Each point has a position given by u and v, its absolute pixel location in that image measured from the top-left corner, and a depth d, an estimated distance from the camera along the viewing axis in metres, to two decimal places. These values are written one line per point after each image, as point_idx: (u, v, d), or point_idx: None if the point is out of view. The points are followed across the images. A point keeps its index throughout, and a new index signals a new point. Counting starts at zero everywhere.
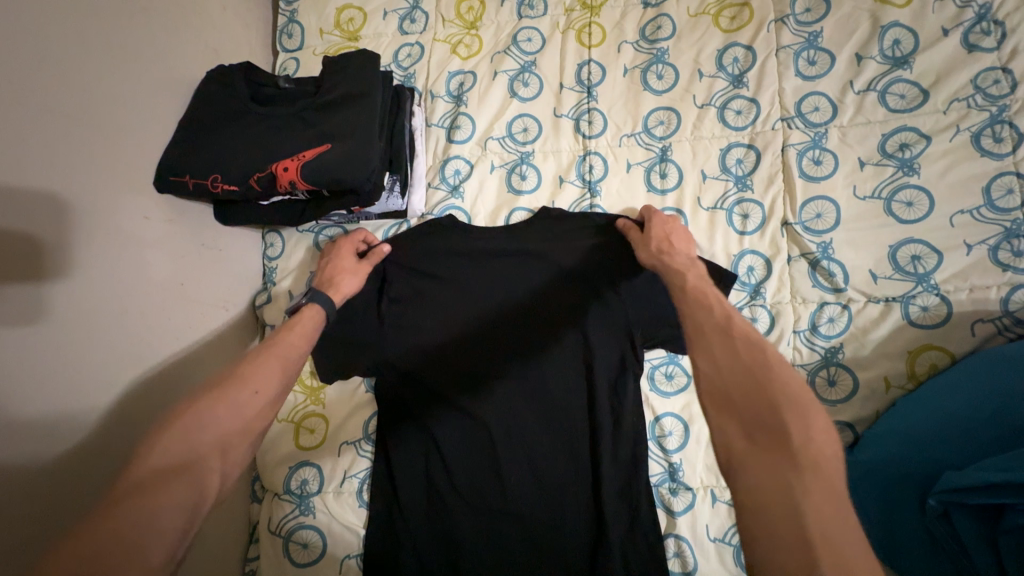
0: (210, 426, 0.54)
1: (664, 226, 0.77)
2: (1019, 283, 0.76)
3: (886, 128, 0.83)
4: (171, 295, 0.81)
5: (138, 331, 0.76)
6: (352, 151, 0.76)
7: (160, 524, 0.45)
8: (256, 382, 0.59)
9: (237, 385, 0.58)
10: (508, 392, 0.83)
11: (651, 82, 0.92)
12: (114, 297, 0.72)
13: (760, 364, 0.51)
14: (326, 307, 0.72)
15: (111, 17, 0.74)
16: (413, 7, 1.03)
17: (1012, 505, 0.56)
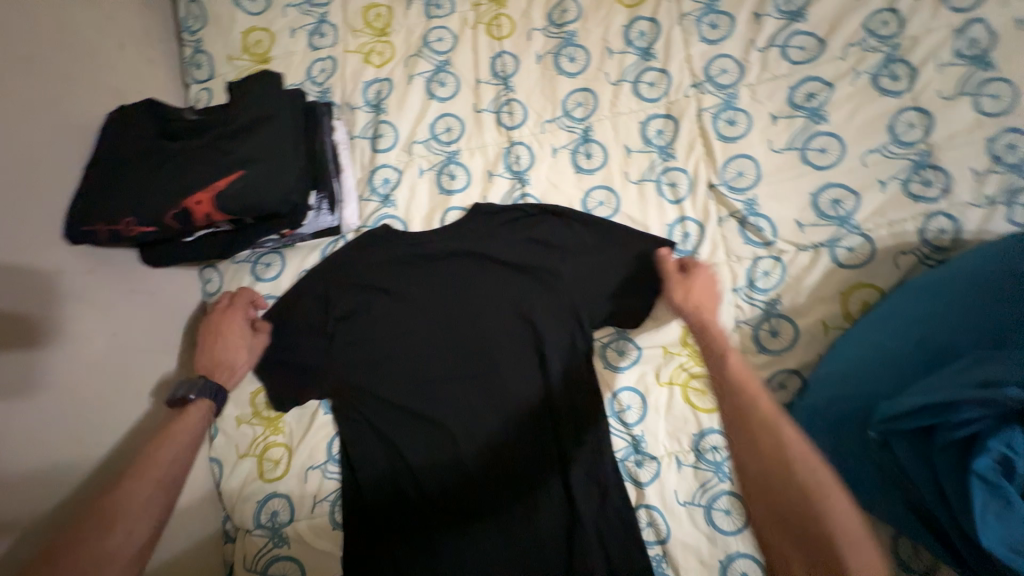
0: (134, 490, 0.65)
1: (702, 279, 0.77)
2: (932, 212, 0.79)
3: (792, 80, 0.86)
4: (104, 348, 0.79)
5: (68, 388, 0.74)
6: (266, 176, 0.75)
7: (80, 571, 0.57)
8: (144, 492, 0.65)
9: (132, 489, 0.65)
10: (466, 392, 0.83)
11: (564, 66, 0.93)
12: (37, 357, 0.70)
13: (818, 490, 0.55)
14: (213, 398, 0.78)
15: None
16: (320, 21, 1.01)
17: (941, 423, 0.57)
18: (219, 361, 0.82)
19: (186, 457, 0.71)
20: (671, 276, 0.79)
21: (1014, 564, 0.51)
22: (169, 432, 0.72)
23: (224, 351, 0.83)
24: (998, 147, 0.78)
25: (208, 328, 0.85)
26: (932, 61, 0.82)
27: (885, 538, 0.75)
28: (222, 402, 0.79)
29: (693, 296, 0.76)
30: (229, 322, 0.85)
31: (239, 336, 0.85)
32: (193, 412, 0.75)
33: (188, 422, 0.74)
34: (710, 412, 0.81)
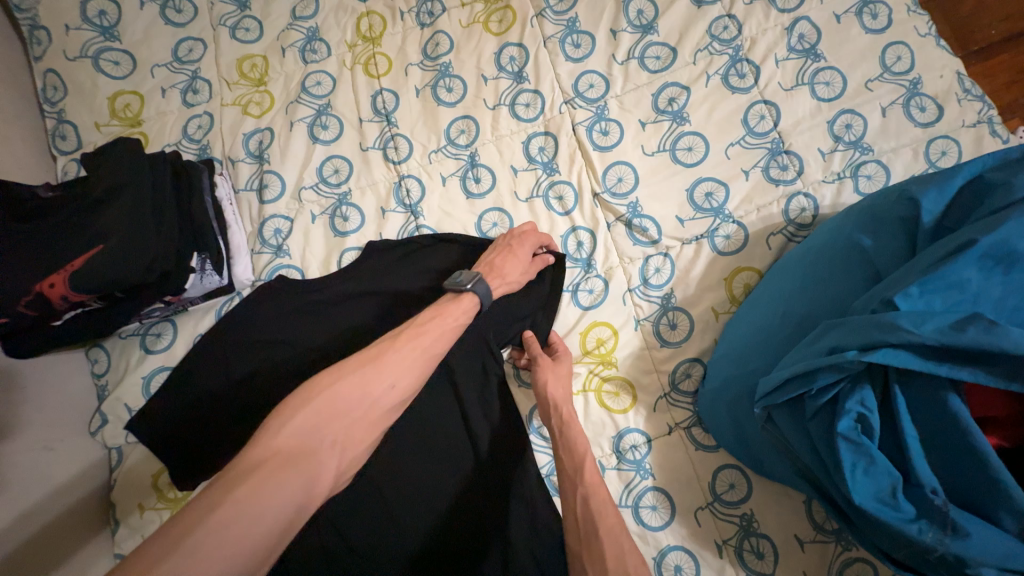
0: (411, 346, 0.66)
1: (568, 369, 0.80)
2: (792, 193, 0.85)
3: (653, 88, 0.91)
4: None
5: None
6: (129, 243, 0.72)
7: (360, 392, 0.59)
8: (397, 373, 0.63)
9: (377, 375, 0.61)
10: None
11: (442, 96, 0.95)
12: None
13: None
14: (484, 298, 0.75)
15: None
16: (192, 78, 0.99)
17: (807, 392, 0.60)
18: (502, 272, 0.79)
19: (450, 333, 0.70)
20: (543, 360, 0.79)
21: (883, 516, 0.54)
22: (440, 311, 0.72)
23: (505, 264, 0.80)
24: (838, 128, 0.87)
25: (500, 246, 0.82)
26: (771, 57, 0.90)
27: (799, 504, 0.78)
28: (483, 308, 0.75)
29: (556, 382, 0.77)
30: (522, 241, 0.82)
31: (525, 257, 0.81)
32: (463, 301, 0.74)
33: (451, 310, 0.72)
34: (624, 412, 0.83)
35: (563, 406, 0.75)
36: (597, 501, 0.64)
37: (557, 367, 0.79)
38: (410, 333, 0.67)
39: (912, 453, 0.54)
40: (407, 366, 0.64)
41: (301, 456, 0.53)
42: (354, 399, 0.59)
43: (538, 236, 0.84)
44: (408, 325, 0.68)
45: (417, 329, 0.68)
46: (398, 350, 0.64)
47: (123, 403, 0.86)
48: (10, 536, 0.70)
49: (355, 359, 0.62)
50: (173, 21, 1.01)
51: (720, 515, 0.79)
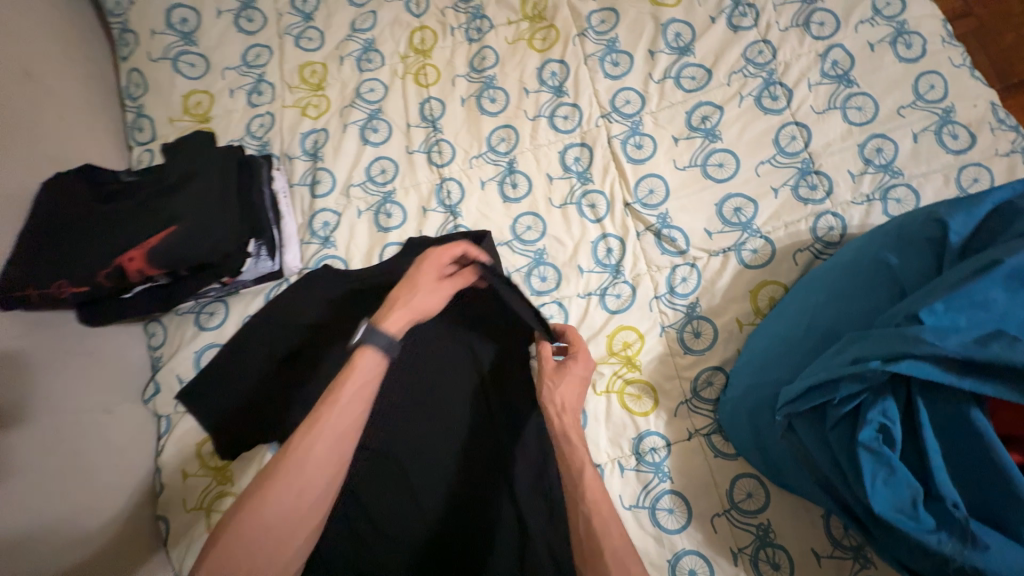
0: (318, 437, 0.60)
1: (581, 372, 0.81)
2: (820, 212, 0.88)
3: (687, 107, 0.96)
4: (26, 409, 0.75)
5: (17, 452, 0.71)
6: (197, 227, 0.80)
7: (273, 511, 0.57)
8: (309, 471, 0.58)
9: (282, 488, 0.57)
10: (412, 415, 0.85)
11: (485, 106, 1.02)
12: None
13: None
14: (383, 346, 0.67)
15: None
16: (258, 81, 1.08)
17: (829, 402, 0.62)
18: (404, 305, 0.72)
19: (365, 399, 0.64)
20: (546, 364, 0.82)
21: (903, 525, 0.55)
22: (347, 381, 0.64)
23: (409, 297, 0.74)
24: (869, 151, 0.89)
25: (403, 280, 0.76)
26: (805, 81, 0.93)
27: (816, 518, 0.79)
28: (391, 354, 0.68)
29: (562, 390, 0.79)
30: (423, 268, 0.76)
31: (427, 285, 0.75)
32: (368, 359, 0.66)
33: (364, 370, 0.65)
34: (645, 414, 0.86)
35: (570, 412, 0.77)
36: (593, 518, 0.65)
37: (579, 360, 0.81)
38: (319, 415, 0.61)
39: (934, 465, 0.55)
40: (321, 457, 0.59)
41: None
42: (268, 516, 0.56)
43: (442, 256, 0.77)
44: (306, 422, 0.61)
45: (317, 422, 0.61)
46: (303, 445, 0.59)
47: (176, 374, 0.92)
48: (70, 489, 0.77)
49: (256, 484, 0.58)
50: (245, 29, 1.10)
51: (737, 522, 0.80)
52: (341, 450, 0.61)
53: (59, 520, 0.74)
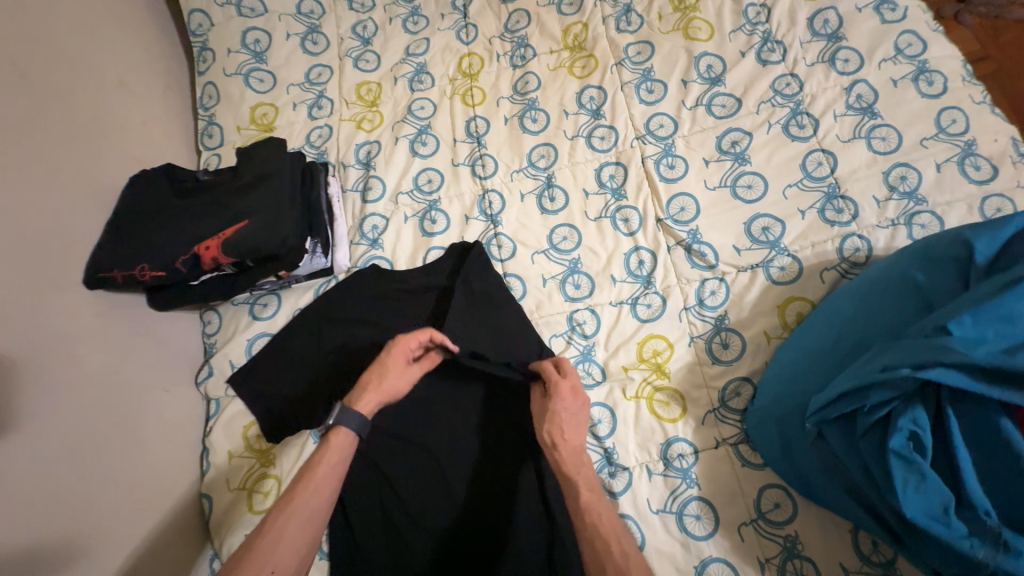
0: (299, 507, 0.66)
1: (568, 408, 0.77)
2: (847, 234, 0.92)
3: (718, 132, 1.02)
4: (98, 382, 0.81)
5: (88, 419, 0.77)
6: (268, 223, 0.87)
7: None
8: (287, 542, 0.64)
9: (261, 560, 0.62)
10: (436, 412, 0.91)
11: (527, 125, 1.09)
12: (66, 391, 0.76)
13: None
14: (354, 426, 0.74)
15: (50, 143, 0.84)
16: (319, 96, 1.18)
17: (860, 409, 0.64)
18: (370, 387, 0.78)
19: (338, 473, 0.71)
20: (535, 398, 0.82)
21: (934, 531, 0.57)
22: (318, 460, 0.71)
23: (372, 378, 0.78)
24: (893, 179, 0.93)
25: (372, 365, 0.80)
26: (831, 112, 0.99)
27: (844, 531, 0.80)
28: (363, 431, 0.75)
29: (561, 425, 0.76)
30: (394, 351, 0.80)
31: (398, 368, 0.80)
32: (339, 437, 0.73)
33: (334, 447, 0.72)
34: (673, 421, 0.88)
35: (565, 443, 0.75)
36: (599, 541, 0.66)
37: (561, 389, 0.78)
38: (295, 491, 0.67)
39: (965, 473, 0.57)
40: (298, 527, 0.65)
41: None
42: None
43: (412, 341, 0.81)
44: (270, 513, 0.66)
45: (289, 502, 0.67)
46: (280, 518, 0.65)
47: (228, 359, 0.98)
48: (130, 458, 0.82)
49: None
50: (310, 50, 1.21)
51: (764, 532, 0.81)
52: (316, 519, 0.67)
53: (118, 486, 0.79)
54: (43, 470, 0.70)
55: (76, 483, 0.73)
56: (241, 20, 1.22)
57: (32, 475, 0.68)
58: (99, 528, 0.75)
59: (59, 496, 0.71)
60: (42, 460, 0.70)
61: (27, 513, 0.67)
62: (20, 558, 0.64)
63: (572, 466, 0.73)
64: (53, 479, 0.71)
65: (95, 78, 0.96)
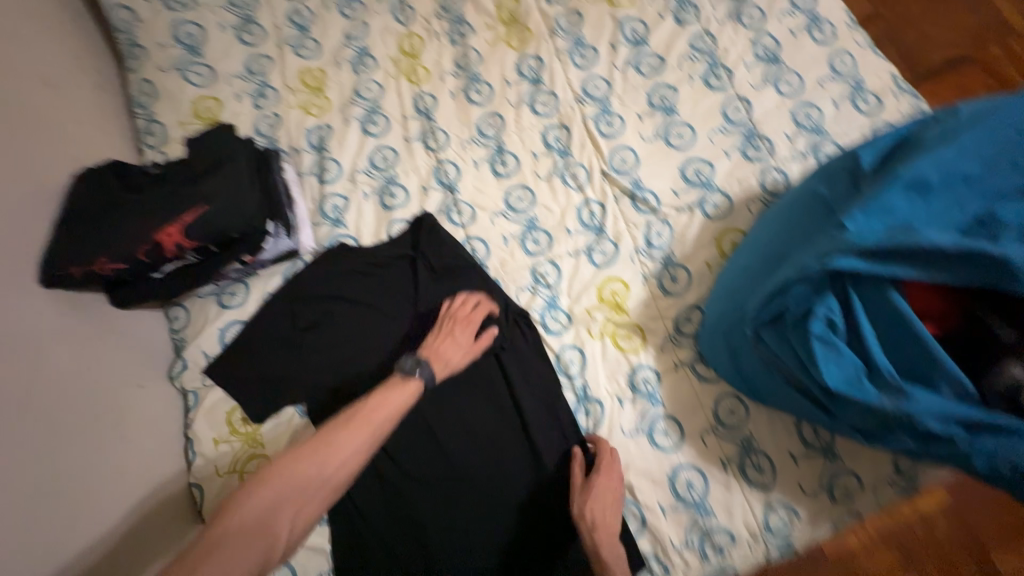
0: (368, 420, 0.74)
1: (611, 491, 0.83)
2: (766, 169, 1.03)
3: (648, 88, 1.11)
4: (70, 376, 0.79)
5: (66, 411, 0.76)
6: (229, 205, 0.88)
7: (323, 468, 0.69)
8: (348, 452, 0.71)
9: (327, 455, 0.70)
10: None
11: (473, 97, 1.15)
12: (39, 383, 0.74)
13: None
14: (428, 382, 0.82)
15: None
16: (262, 86, 1.18)
17: (788, 306, 0.74)
18: (447, 356, 0.87)
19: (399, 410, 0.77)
20: (578, 469, 0.86)
21: (852, 394, 0.67)
22: (389, 388, 0.79)
23: (450, 348, 0.88)
24: (800, 117, 1.06)
25: (441, 335, 0.90)
26: (742, 63, 1.11)
27: (790, 424, 0.91)
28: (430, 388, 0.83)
29: (602, 506, 0.82)
30: (464, 326, 0.91)
31: (465, 341, 0.90)
32: (411, 386, 0.80)
33: (401, 391, 0.79)
34: (636, 351, 0.97)
35: (604, 527, 0.80)
36: None
37: (608, 472, 0.84)
38: (366, 409, 0.75)
39: (872, 345, 0.68)
40: (356, 439, 0.72)
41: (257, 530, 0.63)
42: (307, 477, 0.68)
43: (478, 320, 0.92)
44: (323, 434, 0.72)
45: (362, 413, 0.75)
46: (351, 426, 0.73)
47: (201, 350, 0.98)
48: (113, 450, 0.81)
49: (260, 474, 0.68)
50: (247, 41, 1.21)
51: (724, 437, 0.91)
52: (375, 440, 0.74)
53: (105, 478, 0.78)
54: (29, 459, 0.68)
55: (63, 473, 0.72)
56: (170, 14, 1.19)
57: (20, 463, 0.67)
58: (91, 518, 0.74)
59: (52, 486, 0.70)
60: (25, 449, 0.68)
61: (22, 500, 0.65)
62: (18, 544, 0.63)
63: (608, 550, 0.79)
64: (41, 467, 0.69)
65: (20, 76, 0.92)
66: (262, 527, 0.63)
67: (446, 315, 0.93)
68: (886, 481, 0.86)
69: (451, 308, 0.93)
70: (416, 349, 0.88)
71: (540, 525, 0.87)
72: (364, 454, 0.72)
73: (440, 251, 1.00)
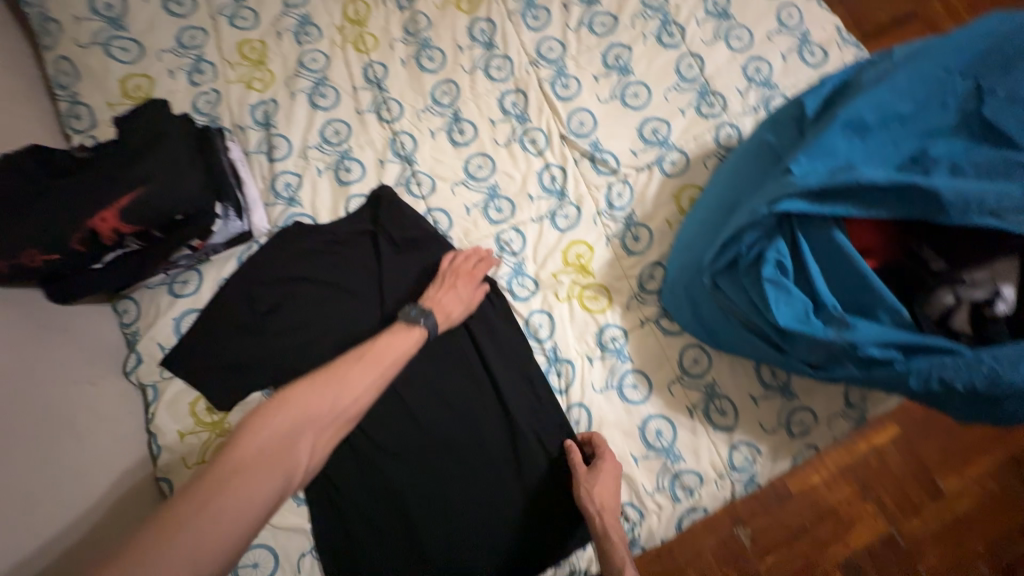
0: (377, 357, 0.76)
1: (613, 475, 0.85)
2: (720, 125, 1.05)
3: (602, 48, 1.10)
4: (13, 375, 0.74)
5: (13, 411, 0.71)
6: (168, 183, 0.83)
7: (337, 402, 0.70)
8: (358, 389, 0.72)
9: (339, 390, 0.71)
10: None
11: (425, 65, 1.11)
12: None
13: None
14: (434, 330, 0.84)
15: None
16: (197, 61, 1.10)
17: (740, 252, 0.77)
18: (450, 308, 0.89)
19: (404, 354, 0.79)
20: (577, 460, 0.86)
21: (802, 329, 0.71)
22: (396, 329, 0.81)
23: (453, 301, 0.89)
24: (750, 72, 1.08)
25: (444, 287, 0.90)
26: (693, 19, 1.11)
27: (751, 369, 0.95)
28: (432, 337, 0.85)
29: (605, 491, 0.83)
30: (467, 280, 0.92)
31: (466, 295, 0.91)
32: (417, 330, 0.82)
33: (406, 333, 0.81)
34: (603, 311, 0.99)
35: (611, 510, 0.82)
36: None
37: (607, 458, 0.86)
38: (374, 349, 0.77)
39: (818, 283, 0.72)
40: (367, 376, 0.73)
41: (273, 460, 0.62)
42: (319, 411, 0.68)
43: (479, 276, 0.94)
44: (330, 371, 0.72)
45: (370, 352, 0.76)
46: (359, 364, 0.74)
47: (156, 342, 0.94)
48: (70, 448, 0.78)
49: (266, 409, 0.66)
50: (175, 12, 1.12)
51: (689, 386, 0.94)
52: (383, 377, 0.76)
53: (64, 477, 0.75)
54: None
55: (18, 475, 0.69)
56: None
57: None
58: (48, 517, 0.70)
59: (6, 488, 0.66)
60: None
61: None
62: None
63: (617, 532, 0.80)
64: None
65: None
66: (279, 456, 0.63)
67: (448, 267, 0.93)
68: (839, 414, 0.92)
69: (453, 262, 0.94)
70: (417, 298, 0.88)
71: (520, 485, 0.89)
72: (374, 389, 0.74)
73: (401, 223, 0.98)
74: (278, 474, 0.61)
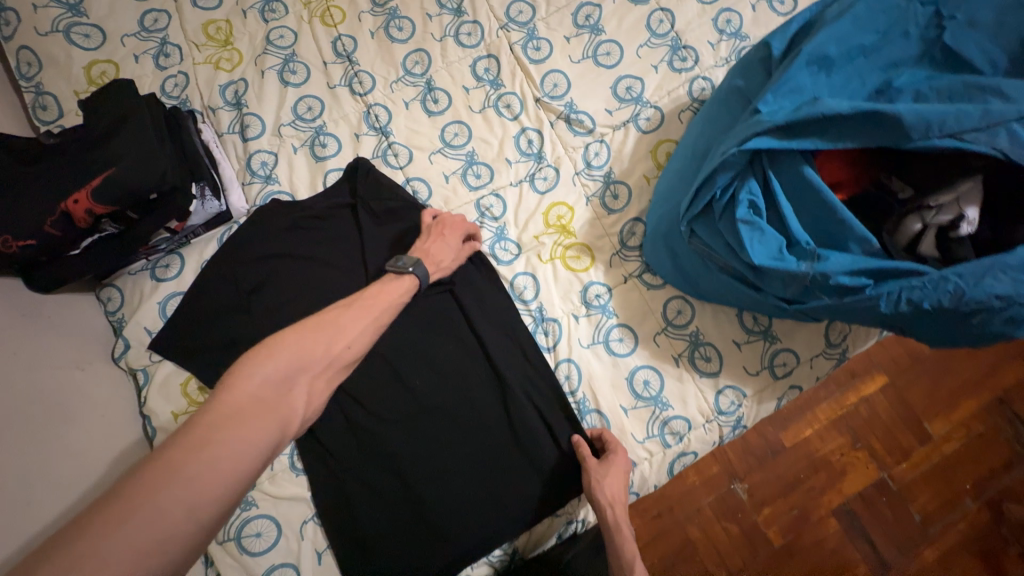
0: (368, 307, 0.78)
1: (620, 467, 0.85)
2: (693, 79, 1.05)
3: (572, 9, 1.09)
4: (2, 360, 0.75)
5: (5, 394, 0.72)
6: (139, 162, 0.82)
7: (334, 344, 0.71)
8: (352, 335, 0.74)
9: (335, 335, 0.72)
10: None
11: (394, 35, 1.10)
12: None
13: None
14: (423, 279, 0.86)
15: None
16: (162, 44, 1.09)
17: (714, 195, 0.78)
18: (439, 258, 0.90)
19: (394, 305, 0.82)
20: (586, 452, 0.87)
21: (776, 267, 0.72)
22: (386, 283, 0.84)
23: (441, 251, 0.91)
24: (721, 24, 1.07)
25: (432, 238, 0.92)
26: None
27: (733, 316, 0.97)
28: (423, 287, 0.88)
29: (613, 482, 0.84)
30: (453, 230, 0.93)
31: (455, 244, 0.93)
32: (408, 279, 0.85)
33: (396, 284, 0.84)
34: (586, 270, 1.00)
35: (620, 501, 0.83)
36: None
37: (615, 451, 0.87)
38: (366, 299, 0.79)
39: (789, 220, 0.73)
40: (359, 322, 0.76)
41: (276, 395, 0.62)
42: (315, 351, 0.69)
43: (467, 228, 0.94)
44: (325, 317, 0.74)
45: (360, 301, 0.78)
46: (352, 311, 0.76)
47: (143, 327, 0.94)
48: (64, 430, 0.78)
49: (264, 347, 0.66)
50: None
51: (674, 336, 0.96)
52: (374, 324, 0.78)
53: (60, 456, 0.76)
54: None
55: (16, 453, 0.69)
56: None
57: None
58: (48, 497, 0.70)
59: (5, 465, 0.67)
60: None
61: None
62: None
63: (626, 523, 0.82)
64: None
65: None
66: (281, 392, 0.63)
67: (434, 220, 0.94)
68: (821, 354, 0.95)
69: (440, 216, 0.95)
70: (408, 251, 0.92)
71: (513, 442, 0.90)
72: (367, 334, 0.77)
73: (379, 193, 0.98)
74: (284, 409, 0.62)
